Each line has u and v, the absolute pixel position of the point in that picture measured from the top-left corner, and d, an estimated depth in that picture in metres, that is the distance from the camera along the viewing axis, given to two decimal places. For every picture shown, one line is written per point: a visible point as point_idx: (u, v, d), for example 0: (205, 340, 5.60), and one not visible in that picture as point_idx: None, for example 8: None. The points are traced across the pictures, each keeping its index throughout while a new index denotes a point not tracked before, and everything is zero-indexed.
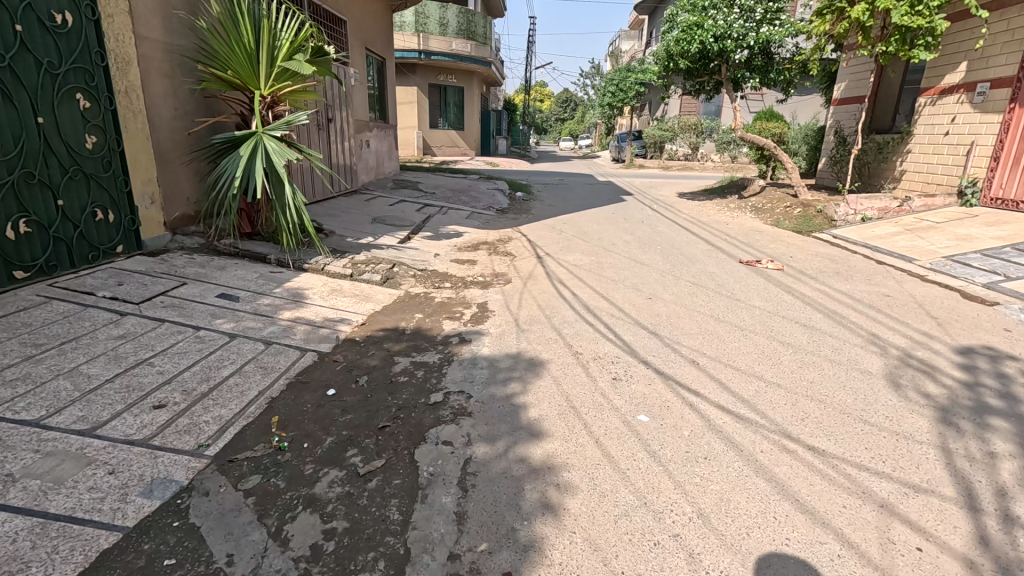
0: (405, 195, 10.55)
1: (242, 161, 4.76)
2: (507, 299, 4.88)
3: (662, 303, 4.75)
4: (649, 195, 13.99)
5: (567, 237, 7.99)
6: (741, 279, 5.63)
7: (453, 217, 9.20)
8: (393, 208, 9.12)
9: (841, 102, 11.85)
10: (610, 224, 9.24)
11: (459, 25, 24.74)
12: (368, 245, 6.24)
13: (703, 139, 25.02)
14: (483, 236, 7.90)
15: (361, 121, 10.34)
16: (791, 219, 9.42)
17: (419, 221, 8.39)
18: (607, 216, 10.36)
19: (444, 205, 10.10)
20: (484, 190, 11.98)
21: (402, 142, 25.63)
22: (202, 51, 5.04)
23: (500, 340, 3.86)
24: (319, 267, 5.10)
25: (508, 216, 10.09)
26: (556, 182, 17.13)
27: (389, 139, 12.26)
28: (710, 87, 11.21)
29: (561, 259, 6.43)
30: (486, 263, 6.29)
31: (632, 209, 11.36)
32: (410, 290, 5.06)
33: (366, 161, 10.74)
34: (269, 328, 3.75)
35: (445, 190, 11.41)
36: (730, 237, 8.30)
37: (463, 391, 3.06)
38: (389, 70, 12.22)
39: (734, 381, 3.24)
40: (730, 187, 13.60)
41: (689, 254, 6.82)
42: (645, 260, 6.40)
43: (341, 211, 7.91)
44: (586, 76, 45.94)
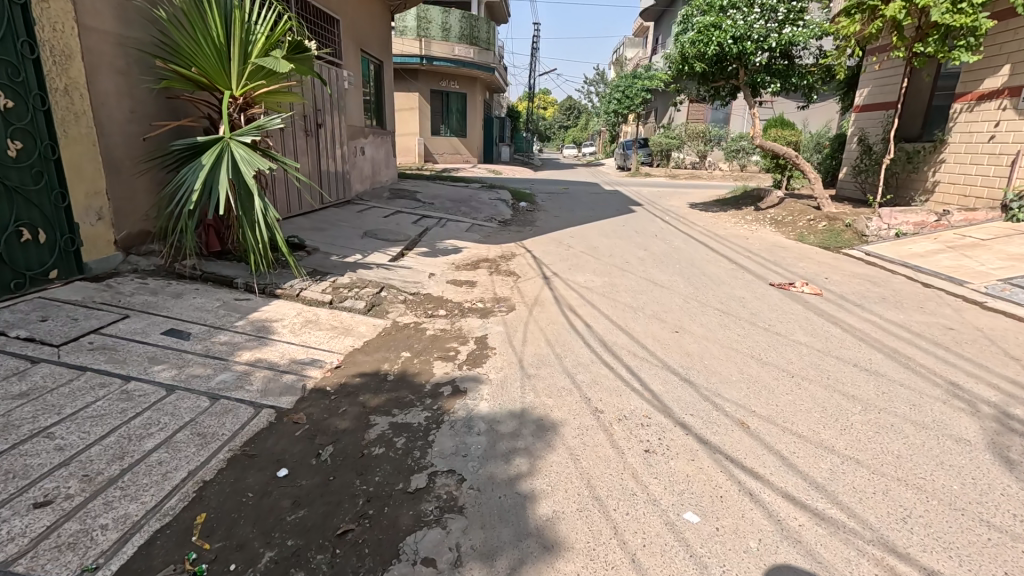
0: (402, 205, 9.91)
1: (204, 171, 4.10)
2: (511, 331, 4.20)
3: (691, 339, 4.07)
4: (659, 206, 13.34)
5: (575, 252, 7.32)
6: (776, 305, 4.95)
7: (451, 230, 8.53)
8: (388, 220, 8.47)
9: (864, 108, 11.19)
10: (621, 238, 8.58)
11: (462, 30, 24.24)
12: (355, 264, 5.58)
13: (711, 147, 24.41)
14: (484, 252, 7.23)
15: (355, 127, 9.73)
16: (816, 234, 8.75)
17: (415, 234, 7.74)
18: (617, 228, 9.71)
19: (442, 217, 9.44)
20: (485, 200, 11.33)
21: (403, 148, 25.08)
22: (163, 45, 4.41)
23: (502, 390, 3.18)
24: (293, 292, 4.43)
25: (511, 228, 9.41)
26: (561, 191, 16.48)
27: (387, 146, 11.66)
28: (726, 92, 10.61)
29: (570, 280, 5.76)
30: (486, 285, 5.62)
31: (643, 221, 10.70)
32: (398, 320, 4.39)
33: (362, 169, 10.14)
34: (220, 375, 3.08)
35: (444, 200, 10.76)
36: (753, 253, 7.62)
37: (453, 470, 2.38)
38: (388, 73, 11.66)
39: (800, 455, 2.54)
40: (745, 197, 12.93)
41: (713, 273, 6.14)
42: (664, 281, 5.73)
43: (329, 224, 7.26)
44: (590, 82, 45.48)
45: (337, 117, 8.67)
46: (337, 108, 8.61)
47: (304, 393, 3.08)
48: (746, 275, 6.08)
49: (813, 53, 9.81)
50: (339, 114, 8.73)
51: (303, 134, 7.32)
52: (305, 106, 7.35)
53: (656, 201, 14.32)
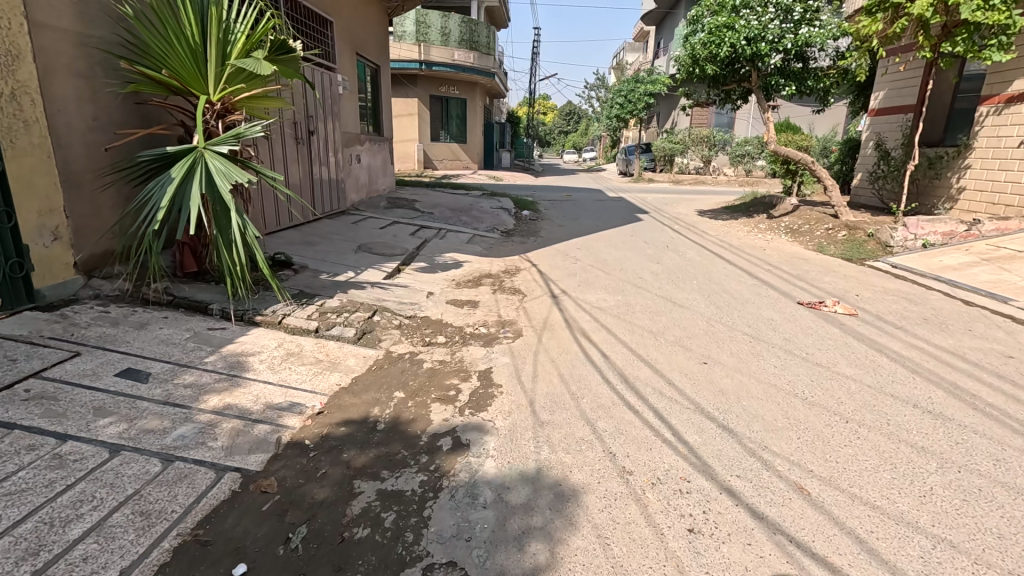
0: (400, 215, 9.47)
1: (174, 185, 3.64)
2: (518, 363, 3.74)
3: (721, 371, 3.61)
4: (667, 213, 12.91)
5: (583, 266, 6.88)
6: (809, 328, 4.50)
7: (451, 242, 8.09)
8: (384, 231, 8.03)
9: (880, 112, 10.76)
10: (631, 249, 8.14)
11: (462, 34, 23.91)
12: (346, 284, 5.12)
13: (715, 152, 24.01)
14: (486, 266, 6.78)
15: (350, 134, 9.30)
16: (836, 244, 8.30)
17: (413, 247, 7.29)
18: (624, 238, 9.29)
19: (441, 227, 9.00)
20: (487, 208, 10.89)
21: (402, 155, 24.71)
22: (131, 44, 3.96)
23: (511, 443, 2.71)
24: (275, 319, 3.97)
25: (514, 239, 8.96)
26: (563, 198, 16.05)
27: (384, 153, 11.23)
28: (738, 96, 10.21)
29: (580, 299, 5.31)
30: (489, 305, 5.17)
31: (652, 230, 10.26)
32: (392, 350, 3.93)
33: (358, 178, 9.71)
34: (179, 428, 2.62)
35: (444, 209, 10.33)
36: (773, 266, 7.17)
37: (454, 562, 1.92)
38: (385, 78, 11.26)
39: (880, 536, 2.07)
40: (755, 204, 12.48)
41: (733, 291, 5.69)
42: (682, 300, 5.28)
43: (321, 238, 6.82)
44: (591, 87, 45.20)
45: (330, 124, 8.26)
46: (330, 114, 8.20)
47: (278, 447, 2.61)
48: (769, 292, 5.63)
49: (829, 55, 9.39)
50: (332, 121, 8.31)
51: (293, 142, 6.90)
52: (295, 112, 6.93)
53: (663, 208, 13.89)
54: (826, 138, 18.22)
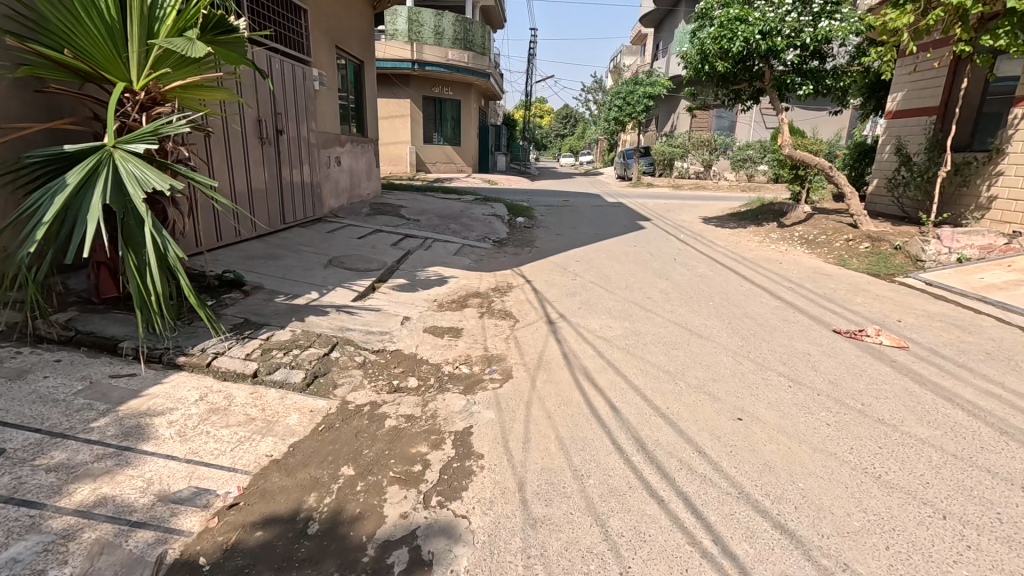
0: (383, 223, 8.71)
1: (66, 194, 2.86)
2: (505, 419, 2.97)
3: (763, 432, 2.85)
4: (670, 221, 12.19)
5: (583, 282, 6.11)
6: (855, 367, 3.76)
7: (437, 253, 7.35)
8: (363, 241, 7.26)
9: (899, 114, 10.09)
10: (636, 261, 7.39)
11: (455, 34, 23.19)
12: (306, 309, 4.34)
13: (717, 157, 23.25)
14: (474, 283, 6.01)
15: (327, 135, 8.53)
16: (859, 257, 7.60)
17: (392, 260, 6.51)
18: (626, 247, 8.59)
19: (427, 236, 8.25)
20: (478, 215, 10.13)
21: (394, 158, 23.93)
22: (26, 19, 3.18)
23: (492, 561, 1.93)
24: (204, 361, 3.18)
25: (507, 250, 8.20)
26: (560, 203, 15.32)
27: (368, 156, 10.47)
28: (749, 96, 9.52)
29: (582, 326, 4.55)
30: (475, 333, 4.40)
31: (656, 240, 9.54)
32: (348, 399, 3.16)
33: (338, 183, 8.95)
34: (14, 546, 1.83)
35: (432, 216, 9.57)
36: (795, 282, 6.43)
37: None
38: (369, 75, 10.50)
39: None
40: (765, 211, 11.77)
41: (757, 316, 4.93)
42: (699, 329, 4.53)
43: (287, 250, 6.04)
44: (588, 90, 44.57)
45: (305, 123, 7.51)
46: (304, 112, 7.45)
47: (157, 571, 1.84)
48: (798, 317, 4.89)
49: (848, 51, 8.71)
50: (306, 120, 7.55)
51: (256, 141, 6.14)
52: (259, 108, 6.18)
53: (666, 216, 13.17)
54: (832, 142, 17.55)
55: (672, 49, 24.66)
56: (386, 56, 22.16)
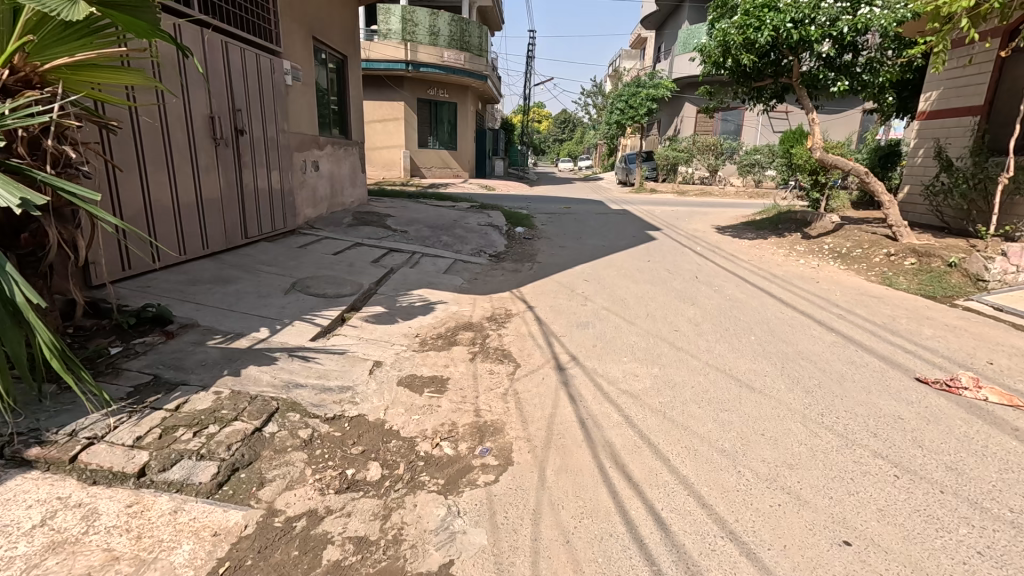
0: (365, 235, 7.75)
1: None
2: (503, 547, 2.00)
3: (890, 573, 1.90)
4: (681, 230, 11.29)
5: (595, 309, 5.16)
6: (969, 440, 2.82)
7: (424, 271, 6.40)
8: (339, 257, 6.31)
9: (935, 114, 9.16)
10: (652, 280, 6.44)
11: (452, 34, 22.31)
12: (247, 355, 3.37)
13: (723, 161, 22.46)
14: (466, 311, 5.05)
15: (304, 137, 7.58)
16: (906, 275, 6.69)
17: (371, 282, 5.56)
18: (638, 262, 7.65)
19: (415, 251, 7.31)
20: (473, 225, 9.18)
21: (388, 162, 23.03)
22: None
23: None
24: (67, 455, 2.19)
25: (504, 266, 7.26)
26: (561, 211, 14.38)
27: (353, 160, 9.54)
28: (773, 94, 8.65)
29: (600, 374, 3.60)
30: (464, 385, 3.44)
31: (670, 253, 8.59)
32: (275, 507, 2.19)
33: (316, 190, 8.02)
34: None
35: (421, 226, 8.61)
36: (842, 307, 5.50)
37: None
38: (354, 71, 9.56)
39: None
40: (786, 220, 10.84)
41: (814, 357, 3.99)
42: (748, 378, 3.57)
43: (243, 271, 5.08)
44: (587, 93, 43.82)
45: (274, 122, 6.59)
46: (272, 109, 6.52)
47: None
48: (865, 359, 3.95)
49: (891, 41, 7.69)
50: (276, 118, 6.63)
51: (207, 141, 5.21)
52: (211, 102, 5.26)
53: (675, 225, 12.26)
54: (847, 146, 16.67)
55: (676, 50, 23.80)
56: (379, 57, 21.29)
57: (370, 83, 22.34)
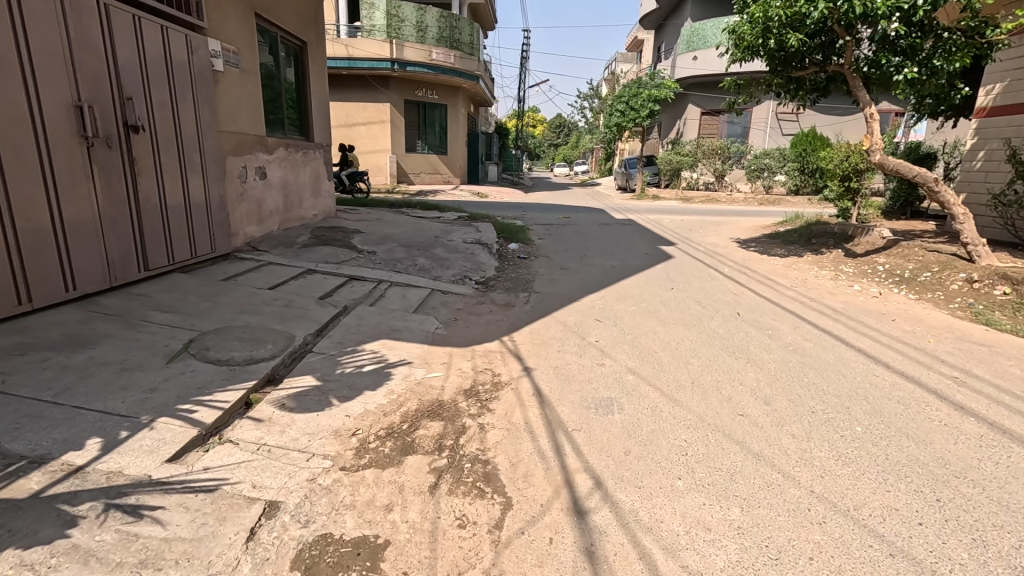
0: (320, 259, 6.25)
1: None
2: None
3: None
4: (698, 246, 9.92)
5: (617, 374, 3.70)
6: None
7: (388, 309, 4.93)
8: (275, 293, 4.81)
9: (1000, 111, 7.79)
10: (684, 319, 4.98)
11: (440, 31, 20.89)
12: (23, 515, 1.89)
13: (729, 166, 20.86)
14: (435, 380, 3.58)
15: (246, 138, 6.10)
16: (1003, 309, 5.28)
17: (309, 332, 4.06)
18: (660, 289, 6.21)
19: (380, 281, 5.84)
20: (457, 241, 7.70)
21: (374, 168, 21.60)
22: None
23: None
24: None
25: (493, 298, 5.78)
26: (561, 221, 13.01)
27: (315, 166, 8.05)
28: (815, 84, 7.35)
29: (646, 530, 2.13)
30: (413, 561, 1.98)
31: (695, 276, 7.14)
32: None
33: (263, 202, 6.53)
34: None
35: (393, 245, 7.12)
36: (949, 361, 4.08)
37: None
38: (315, 60, 8.08)
39: None
40: (820, 233, 9.43)
41: (974, 474, 2.54)
42: (894, 535, 2.12)
43: (119, 325, 3.58)
44: (583, 97, 42.56)
45: (196, 118, 5.12)
46: (192, 100, 5.04)
47: None
48: None
49: (974, 20, 6.14)
50: (198, 111, 5.15)
51: (73, 140, 3.73)
52: (79, 88, 3.78)
53: (690, 238, 10.84)
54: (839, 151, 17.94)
55: (679, 48, 22.44)
56: (363, 55, 19.88)
57: (354, 83, 20.91)
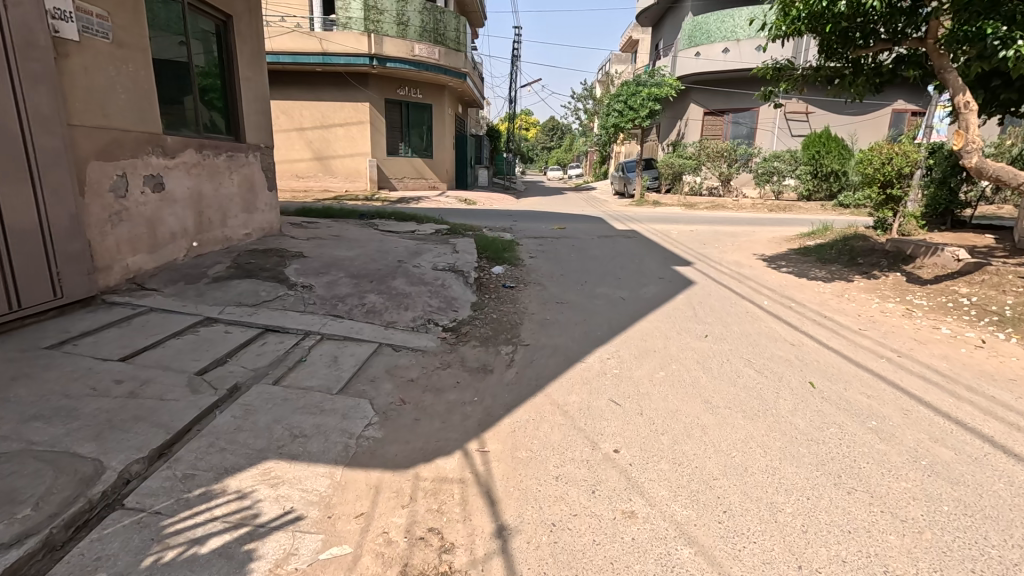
0: (230, 299, 4.60)
1: None
2: None
3: None
4: (718, 265, 8.38)
5: (657, 546, 2.10)
6: None
7: (300, 389, 3.30)
8: (124, 369, 3.17)
9: None
10: (736, 399, 3.40)
11: (424, 25, 19.30)
12: None
13: (737, 169, 19.39)
14: (329, 571, 1.95)
15: (125, 137, 4.45)
16: None
17: (138, 454, 2.42)
18: (689, 338, 4.62)
19: (307, 334, 4.22)
20: (425, 267, 6.08)
21: (353, 173, 20.00)
22: None
23: None
24: None
25: (463, 357, 4.17)
26: (558, 233, 11.45)
27: (247, 174, 6.41)
28: (876, 69, 5.86)
29: None
30: None
31: (727, 310, 5.55)
32: None
33: (159, 223, 4.89)
34: None
35: (338, 275, 5.49)
36: None
37: None
38: (247, 42, 6.45)
39: None
40: (864, 250, 7.88)
41: None
42: None
43: None
44: (577, 98, 41.07)
45: (19, 108, 3.47)
46: (9, 82, 3.40)
47: None
48: None
49: None
50: (22, 100, 3.50)
51: None
52: None
53: (706, 255, 9.27)
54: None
55: (680, 44, 20.93)
56: (339, 50, 18.23)
57: (330, 81, 19.29)
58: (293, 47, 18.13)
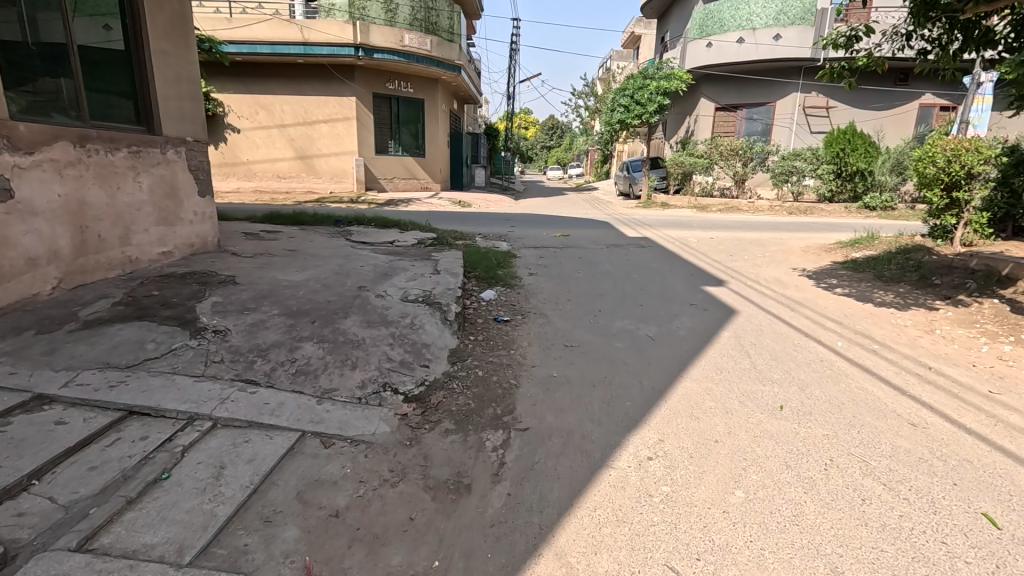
0: (94, 358, 3.17)
1: None
2: None
3: None
4: (756, 283, 6.97)
5: None
6: None
7: (122, 561, 1.87)
8: None
9: None
10: (885, 567, 1.97)
11: (414, 11, 17.83)
12: None
13: (753, 169, 17.84)
14: None
15: None
16: None
17: None
18: (759, 415, 3.18)
19: (191, 420, 2.77)
20: (392, 297, 4.63)
21: (338, 173, 18.60)
22: None
23: None
24: None
25: (426, 456, 2.73)
26: (561, 241, 10.02)
27: (165, 176, 4.99)
28: (987, 35, 4.46)
29: None
30: None
31: (795, 359, 4.12)
32: None
33: (3, 247, 3.46)
34: None
35: (270, 314, 4.05)
36: None
37: None
38: (166, 9, 5.02)
39: None
40: (937, 266, 6.45)
41: None
42: None
43: None
44: (577, 95, 39.54)
45: None
46: None
47: None
48: None
49: None
50: None
51: None
52: None
53: (737, 269, 7.84)
54: (899, 150, 16.52)
55: (690, 34, 19.49)
56: (321, 39, 16.82)
57: (312, 74, 17.83)
58: (272, 36, 16.71)
